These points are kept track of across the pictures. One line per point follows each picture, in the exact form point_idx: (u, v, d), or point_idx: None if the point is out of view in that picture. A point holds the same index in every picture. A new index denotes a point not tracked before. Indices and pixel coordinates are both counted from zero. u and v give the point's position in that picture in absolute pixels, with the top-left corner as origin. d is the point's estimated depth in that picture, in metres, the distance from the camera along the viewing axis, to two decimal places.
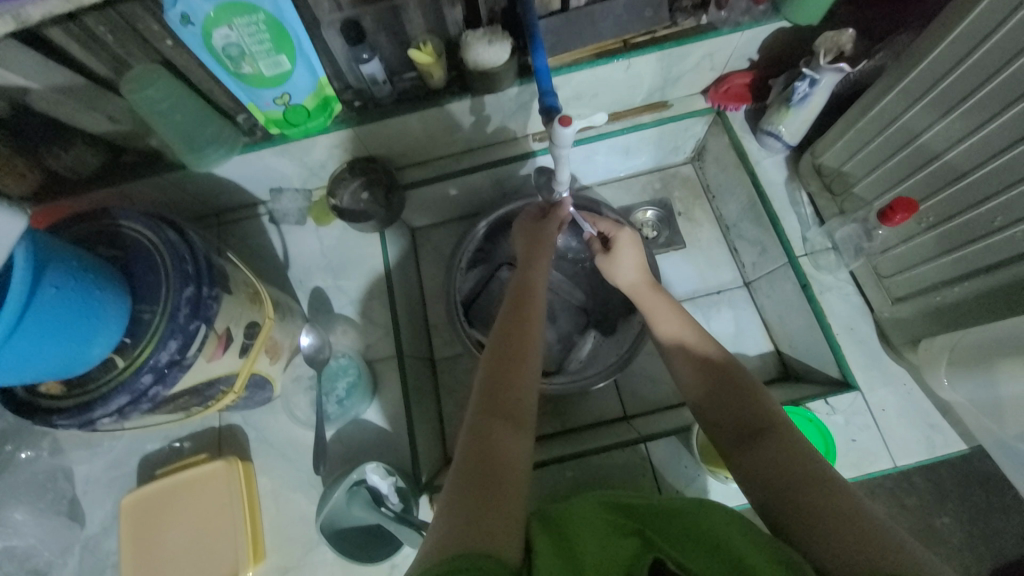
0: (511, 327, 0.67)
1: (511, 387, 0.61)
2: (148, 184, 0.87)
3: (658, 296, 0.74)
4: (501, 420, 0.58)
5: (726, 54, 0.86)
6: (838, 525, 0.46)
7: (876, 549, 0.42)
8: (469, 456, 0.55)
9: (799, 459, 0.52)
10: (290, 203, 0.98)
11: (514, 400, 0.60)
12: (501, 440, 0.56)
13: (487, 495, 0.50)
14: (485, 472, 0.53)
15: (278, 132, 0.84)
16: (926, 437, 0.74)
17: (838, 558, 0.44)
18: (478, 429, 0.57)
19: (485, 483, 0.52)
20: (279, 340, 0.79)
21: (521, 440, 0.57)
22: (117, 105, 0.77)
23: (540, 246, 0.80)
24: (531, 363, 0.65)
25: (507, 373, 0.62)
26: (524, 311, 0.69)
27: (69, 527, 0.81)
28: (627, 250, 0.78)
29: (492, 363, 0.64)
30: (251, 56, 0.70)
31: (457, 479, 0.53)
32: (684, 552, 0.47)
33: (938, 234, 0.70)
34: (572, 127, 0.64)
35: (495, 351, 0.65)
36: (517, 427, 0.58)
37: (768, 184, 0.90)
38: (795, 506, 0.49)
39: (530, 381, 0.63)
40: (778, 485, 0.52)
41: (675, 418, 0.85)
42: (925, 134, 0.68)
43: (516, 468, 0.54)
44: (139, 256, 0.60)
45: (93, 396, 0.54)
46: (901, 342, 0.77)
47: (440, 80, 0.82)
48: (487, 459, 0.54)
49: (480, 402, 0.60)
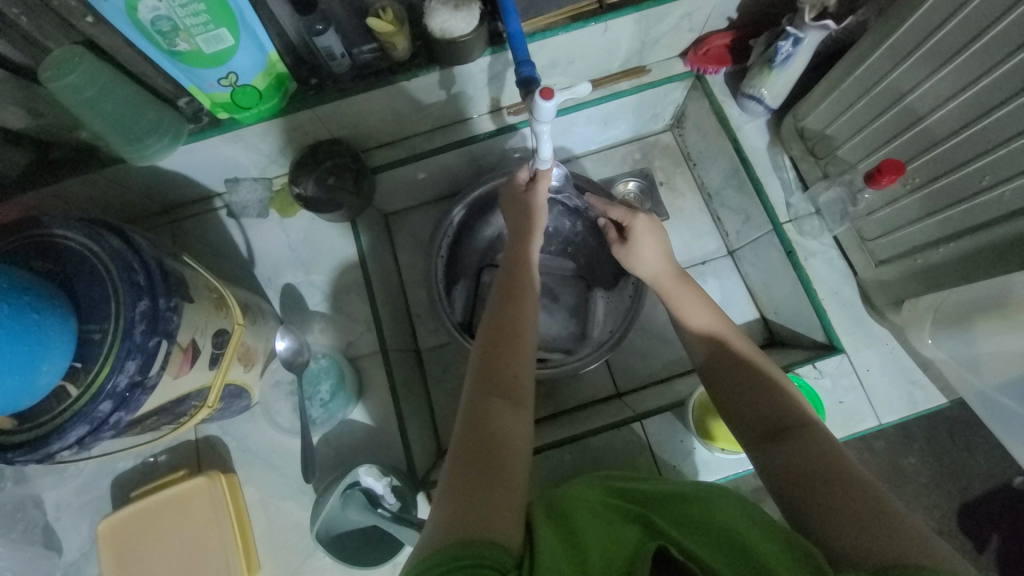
0: (505, 303, 0.65)
1: (507, 365, 0.59)
2: (85, 183, 0.78)
3: (685, 285, 0.72)
4: (498, 399, 0.56)
5: (706, 13, 0.81)
6: (856, 515, 0.45)
7: (901, 542, 0.42)
8: (466, 438, 0.52)
9: (815, 446, 0.52)
10: (249, 193, 0.90)
11: (511, 380, 0.58)
12: (500, 423, 0.53)
13: (487, 479, 0.48)
14: (483, 455, 0.50)
15: (227, 116, 0.76)
16: (909, 393, 0.77)
17: (859, 551, 0.43)
18: (475, 410, 0.55)
19: (485, 467, 0.49)
20: (253, 346, 0.73)
21: (520, 420, 0.55)
22: (37, 96, 0.68)
23: (528, 224, 0.75)
24: (528, 340, 0.62)
25: (505, 351, 0.60)
26: (518, 284, 0.67)
27: (45, 556, 0.76)
28: (646, 240, 0.75)
29: (488, 341, 0.61)
30: (186, 31, 0.62)
31: (455, 463, 0.51)
32: (687, 535, 0.46)
33: (922, 196, 0.70)
34: (553, 100, 0.59)
35: (491, 327, 0.63)
36: (515, 406, 0.56)
37: (750, 149, 0.88)
38: (816, 497, 0.48)
39: (528, 359, 0.61)
40: (792, 474, 0.52)
41: (668, 392, 0.85)
42: (911, 94, 0.66)
43: (518, 451, 0.52)
44: (79, 268, 0.53)
45: (48, 428, 0.49)
46: (885, 303, 0.78)
47: (404, 52, 0.75)
48: (486, 442, 0.51)
49: (474, 382, 0.58)
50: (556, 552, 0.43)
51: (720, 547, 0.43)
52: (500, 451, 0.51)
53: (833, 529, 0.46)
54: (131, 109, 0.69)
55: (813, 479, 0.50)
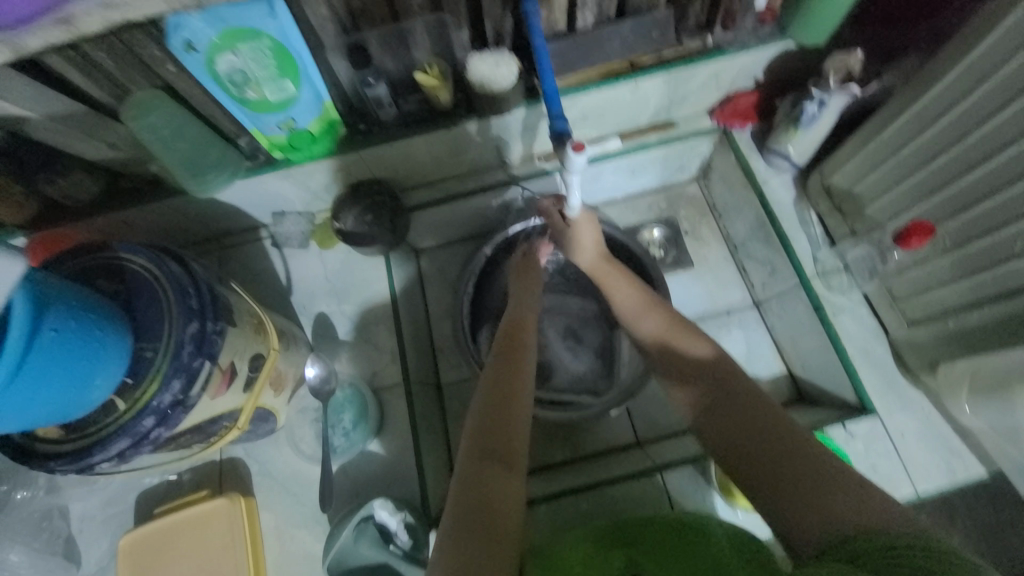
0: (503, 363, 0.66)
1: (504, 425, 0.59)
2: (147, 211, 0.85)
3: (619, 273, 0.79)
4: (493, 461, 0.56)
5: (732, 75, 0.86)
6: (795, 485, 0.51)
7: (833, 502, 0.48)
8: (462, 500, 0.52)
9: (763, 431, 0.56)
10: (293, 226, 0.95)
11: (507, 440, 0.58)
12: (494, 487, 0.54)
13: (480, 547, 0.48)
14: (480, 518, 0.50)
15: (281, 156, 0.83)
16: (946, 461, 0.74)
17: (801, 523, 0.48)
18: (470, 471, 0.55)
19: (482, 530, 0.49)
20: (284, 371, 0.76)
21: (515, 483, 0.55)
22: (117, 132, 0.76)
23: (529, 276, 0.83)
24: (524, 397, 0.63)
25: (502, 409, 0.60)
26: (515, 346, 0.69)
27: (64, 568, 0.78)
28: (587, 230, 0.80)
29: (483, 401, 0.62)
30: (256, 82, 0.69)
31: (451, 524, 0.50)
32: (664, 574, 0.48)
33: (954, 258, 0.70)
34: (585, 152, 0.63)
35: (488, 387, 0.64)
36: (509, 467, 0.56)
37: (777, 204, 0.89)
38: (760, 470, 0.54)
39: (523, 419, 0.61)
40: (756, 470, 0.54)
41: (691, 444, 0.83)
42: (939, 158, 0.67)
43: (513, 513, 0.52)
44: (139, 290, 0.57)
45: (93, 439, 0.51)
46: (919, 365, 0.76)
47: (447, 102, 0.81)
48: (481, 511, 0.51)
49: (470, 442, 0.58)
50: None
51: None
52: (496, 515, 0.51)
53: (798, 518, 0.49)
54: (198, 147, 0.77)
55: (770, 466, 0.53)
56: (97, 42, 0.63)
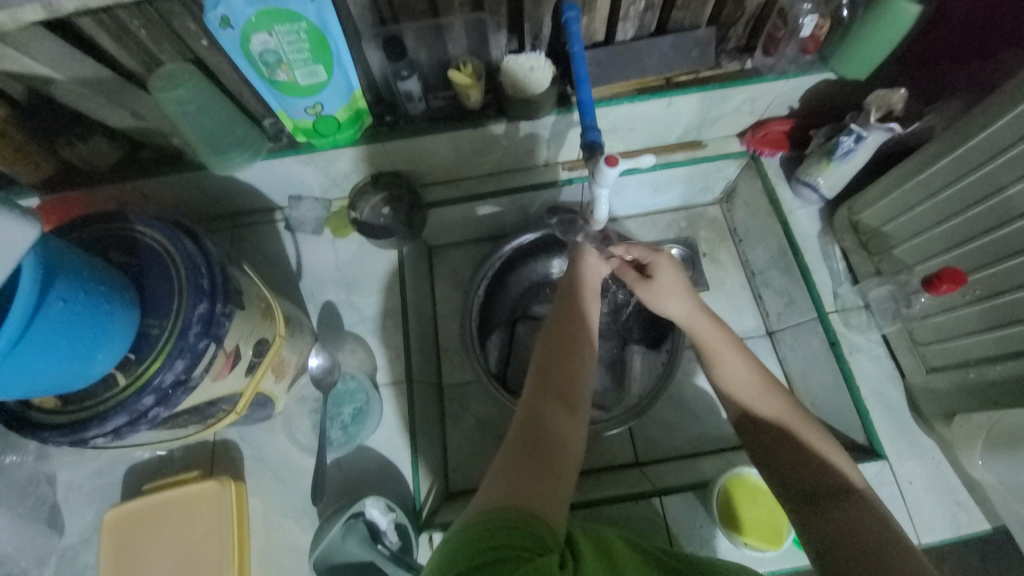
0: (572, 305, 0.62)
1: (566, 368, 0.56)
2: (164, 182, 0.84)
3: (728, 340, 0.63)
4: (554, 403, 0.53)
5: (768, 100, 0.84)
6: None
7: None
8: (519, 430, 0.51)
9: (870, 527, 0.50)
10: (309, 211, 0.95)
11: (569, 380, 0.56)
12: (555, 423, 0.52)
13: (539, 465, 0.48)
14: (536, 445, 0.49)
15: (305, 140, 0.81)
16: (952, 514, 0.72)
17: None
18: (533, 405, 0.53)
19: (537, 456, 0.48)
20: (287, 358, 0.75)
21: (575, 425, 0.53)
22: (142, 102, 0.75)
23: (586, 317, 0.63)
24: (590, 343, 0.59)
25: (565, 354, 0.57)
26: (584, 290, 0.64)
27: (47, 536, 0.77)
28: (671, 296, 0.66)
29: (547, 340, 0.59)
30: (287, 64, 0.68)
31: (507, 451, 0.50)
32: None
33: (981, 309, 0.68)
34: (617, 167, 0.61)
35: (553, 328, 0.60)
36: (572, 411, 0.54)
37: (801, 236, 0.88)
38: None
39: (588, 367, 0.58)
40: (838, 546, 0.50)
41: (690, 470, 0.82)
42: (977, 206, 0.66)
43: (571, 452, 0.51)
44: (152, 264, 0.56)
45: (90, 414, 0.50)
46: (933, 414, 0.75)
47: (477, 102, 0.80)
48: (540, 437, 0.50)
49: (535, 377, 0.56)
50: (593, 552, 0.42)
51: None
52: (554, 446, 0.50)
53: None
54: (222, 124, 0.75)
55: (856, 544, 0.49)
56: (131, 8, 0.62)
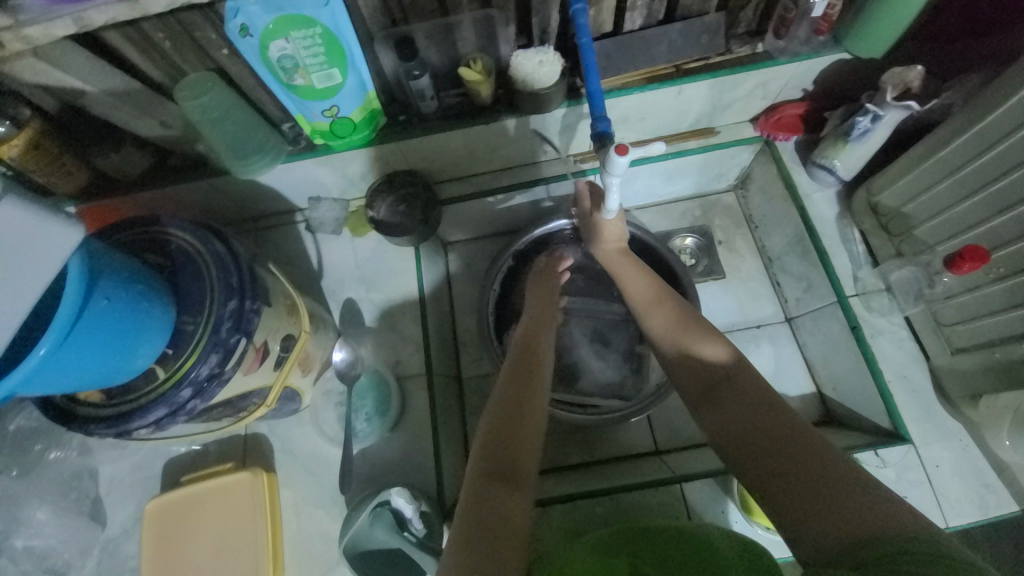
0: (513, 379, 0.68)
1: (508, 445, 0.60)
2: (191, 188, 0.88)
3: (632, 263, 0.78)
4: (496, 480, 0.57)
5: (780, 84, 0.84)
6: (800, 482, 0.49)
7: (843, 497, 0.46)
8: (464, 519, 0.54)
9: (770, 432, 0.54)
10: (328, 212, 0.97)
11: (514, 460, 0.59)
12: (502, 508, 0.54)
13: (489, 557, 0.50)
14: (483, 534, 0.52)
15: (322, 142, 0.84)
16: (981, 497, 0.70)
17: (808, 523, 0.47)
18: (476, 488, 0.56)
19: (484, 547, 0.51)
20: (312, 353, 0.78)
21: (520, 505, 0.56)
22: (167, 111, 0.78)
23: (544, 299, 0.82)
24: (534, 418, 0.64)
25: (510, 433, 0.61)
26: (529, 366, 0.69)
27: (91, 527, 0.81)
28: (607, 222, 0.79)
29: (491, 422, 0.63)
30: (304, 69, 0.70)
31: (456, 543, 0.52)
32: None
33: (1008, 286, 0.67)
34: (627, 156, 0.62)
35: (495, 405, 0.65)
36: (517, 489, 0.57)
37: (818, 218, 0.87)
38: (764, 469, 0.52)
39: (533, 441, 0.62)
40: (760, 472, 0.53)
41: (711, 456, 0.82)
42: (999, 179, 0.64)
43: (520, 533, 0.53)
44: (185, 265, 0.59)
45: (133, 406, 0.53)
46: (960, 396, 0.73)
47: (487, 98, 0.81)
48: (489, 527, 0.52)
49: (476, 460, 0.59)
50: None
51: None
52: (498, 533, 0.52)
53: (804, 521, 0.47)
54: (245, 129, 0.79)
55: (770, 457, 0.53)
56: (157, 21, 0.65)
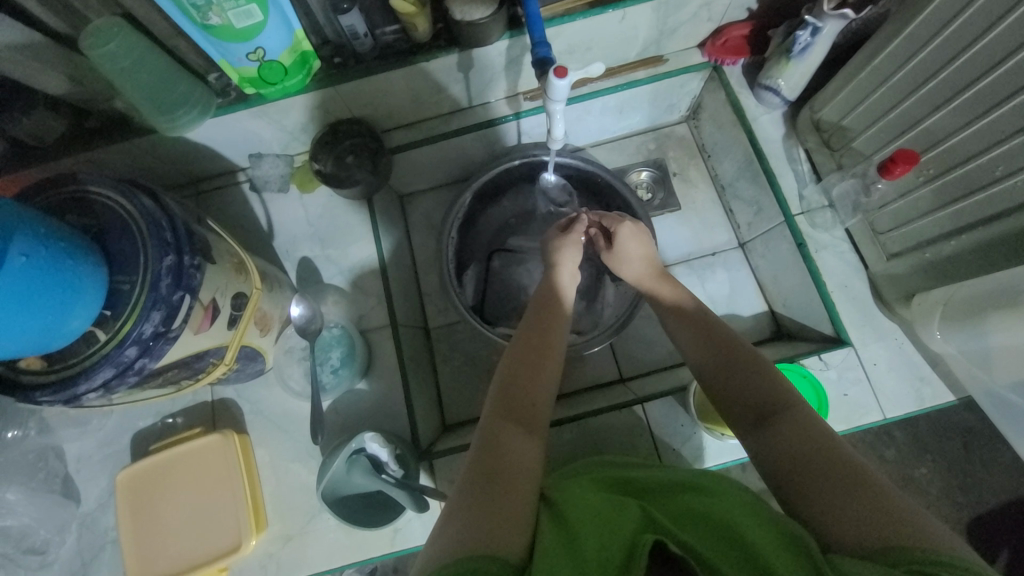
0: (535, 329, 0.67)
1: (524, 392, 0.61)
2: (118, 151, 0.82)
3: (665, 282, 0.75)
4: (512, 423, 0.57)
5: (724, 4, 0.82)
6: (840, 492, 0.47)
7: (885, 514, 0.44)
8: (478, 458, 0.54)
9: (799, 427, 0.53)
10: (271, 168, 0.93)
11: (528, 405, 0.60)
12: (512, 447, 0.55)
13: (494, 491, 0.50)
14: (493, 473, 0.52)
15: (253, 91, 0.79)
16: (915, 389, 0.76)
17: (843, 529, 0.45)
18: (491, 430, 0.57)
19: (493, 483, 0.51)
20: (269, 312, 0.76)
21: (531, 449, 0.56)
22: (76, 64, 0.72)
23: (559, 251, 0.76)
24: (550, 365, 0.64)
25: (525, 378, 0.62)
26: (547, 314, 0.69)
27: (65, 504, 0.80)
28: (632, 244, 0.76)
29: (507, 371, 0.63)
30: (218, 6, 0.64)
31: (466, 480, 0.52)
32: (686, 527, 0.47)
33: (936, 188, 0.70)
34: (567, 78, 0.61)
35: (514, 354, 0.65)
36: (529, 433, 0.57)
37: (765, 140, 0.88)
38: (802, 471, 0.50)
39: (546, 389, 0.63)
40: (786, 465, 0.51)
41: (671, 377, 0.86)
42: (929, 82, 0.66)
43: (528, 473, 0.54)
44: (112, 224, 0.56)
45: (76, 371, 0.52)
46: (895, 298, 0.77)
47: (425, 33, 0.77)
48: (498, 462, 0.53)
49: (495, 405, 0.60)
50: (555, 558, 0.44)
51: (720, 540, 0.44)
52: (509, 472, 0.52)
53: (824, 517, 0.47)
54: (165, 80, 0.72)
55: (800, 451, 0.51)
56: None
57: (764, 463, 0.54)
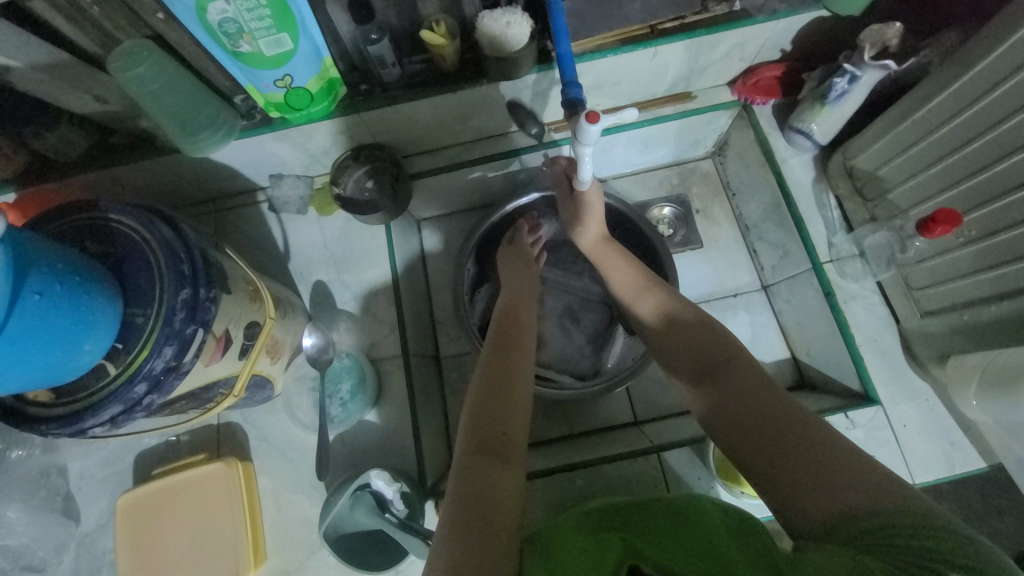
0: (498, 355, 0.66)
1: (498, 416, 0.59)
2: (139, 169, 0.82)
3: (617, 252, 0.77)
4: (490, 458, 0.55)
5: (758, 45, 0.80)
6: (807, 471, 0.50)
7: (845, 480, 0.48)
8: (456, 502, 0.52)
9: (768, 414, 0.55)
10: (291, 189, 0.93)
11: (501, 432, 0.58)
12: (492, 484, 0.53)
13: (480, 539, 0.49)
14: (476, 520, 0.50)
15: (278, 115, 0.78)
16: (947, 454, 0.73)
17: (815, 511, 0.48)
18: (466, 470, 0.54)
19: (477, 534, 0.49)
20: (280, 339, 0.75)
21: (511, 479, 0.54)
22: (104, 85, 0.72)
23: (523, 268, 0.84)
24: (519, 385, 0.63)
25: (495, 403, 0.60)
26: (510, 338, 0.69)
27: (63, 525, 0.79)
28: (592, 206, 0.78)
29: (477, 398, 0.61)
30: (249, 34, 0.64)
31: (446, 538, 0.49)
32: (664, 552, 0.46)
33: (977, 249, 0.67)
34: (599, 124, 0.59)
35: (481, 383, 0.63)
36: (506, 463, 0.55)
37: (795, 185, 0.86)
38: (775, 459, 0.52)
39: (521, 412, 0.61)
40: (747, 454, 0.55)
41: (688, 425, 0.83)
42: (974, 141, 0.64)
43: (510, 508, 0.52)
44: (129, 253, 0.55)
45: (85, 404, 0.50)
46: (928, 357, 0.74)
47: (453, 63, 0.77)
48: (478, 504, 0.51)
49: (466, 438, 0.58)
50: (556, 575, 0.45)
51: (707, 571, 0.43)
52: (492, 509, 0.51)
53: (799, 501, 0.49)
54: (189, 103, 0.72)
55: (771, 440, 0.54)
56: None
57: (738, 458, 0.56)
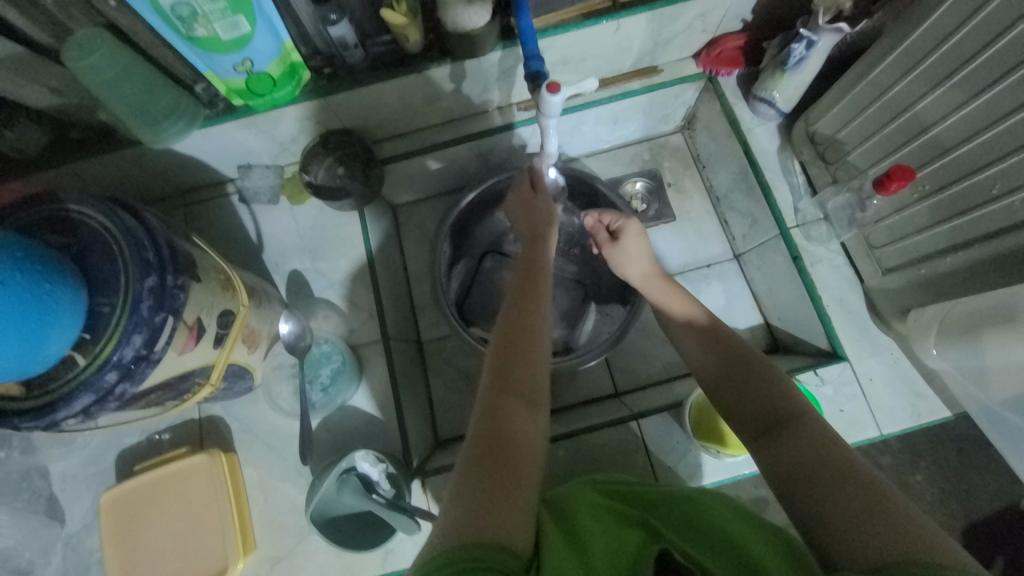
0: (522, 299, 0.64)
1: (523, 362, 0.58)
2: (103, 163, 0.80)
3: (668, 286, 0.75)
4: (513, 399, 0.54)
5: (720, 15, 0.81)
6: (851, 508, 0.45)
7: (894, 525, 0.42)
8: (477, 436, 0.51)
9: (816, 438, 0.51)
10: (261, 179, 0.92)
11: (526, 376, 0.57)
12: (514, 422, 0.52)
13: (500, 475, 0.47)
14: (496, 453, 0.49)
15: (242, 103, 0.77)
16: (912, 404, 0.75)
17: (854, 551, 0.42)
18: (490, 406, 0.53)
19: (497, 469, 0.48)
20: (257, 328, 0.75)
21: (533, 421, 0.54)
22: (60, 77, 0.70)
23: (537, 224, 0.74)
24: (542, 333, 0.61)
25: (521, 347, 0.59)
26: (534, 289, 0.65)
27: (48, 526, 0.78)
28: (636, 241, 0.78)
29: (504, 336, 0.60)
30: (204, 17, 0.62)
31: (465, 466, 0.48)
32: (685, 538, 0.48)
33: (932, 204, 0.70)
34: (560, 94, 0.60)
35: (507, 324, 0.61)
36: (530, 407, 0.55)
37: (760, 153, 0.87)
38: (818, 491, 0.47)
39: (541, 364, 0.59)
40: (789, 464, 0.50)
41: (667, 392, 0.86)
42: (925, 97, 0.66)
43: (530, 450, 0.51)
44: (92, 243, 0.54)
45: (55, 396, 0.50)
46: (891, 313, 0.77)
47: (417, 44, 0.76)
48: (500, 441, 0.50)
49: (492, 376, 0.56)
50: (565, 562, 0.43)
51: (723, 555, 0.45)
52: (514, 449, 0.50)
53: (836, 532, 0.44)
54: (149, 93, 0.70)
55: (813, 462, 0.49)
56: None
57: (773, 470, 0.52)
